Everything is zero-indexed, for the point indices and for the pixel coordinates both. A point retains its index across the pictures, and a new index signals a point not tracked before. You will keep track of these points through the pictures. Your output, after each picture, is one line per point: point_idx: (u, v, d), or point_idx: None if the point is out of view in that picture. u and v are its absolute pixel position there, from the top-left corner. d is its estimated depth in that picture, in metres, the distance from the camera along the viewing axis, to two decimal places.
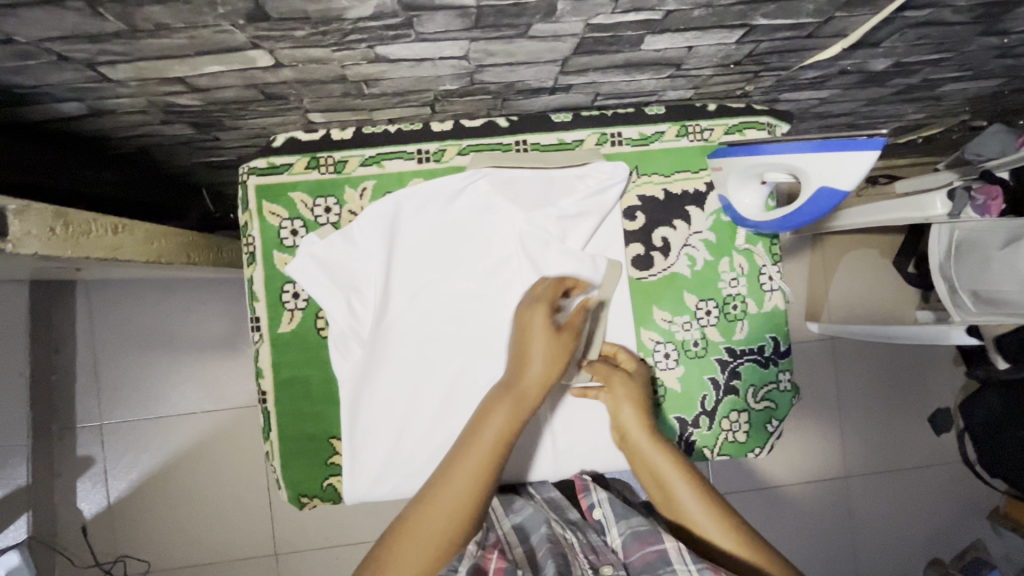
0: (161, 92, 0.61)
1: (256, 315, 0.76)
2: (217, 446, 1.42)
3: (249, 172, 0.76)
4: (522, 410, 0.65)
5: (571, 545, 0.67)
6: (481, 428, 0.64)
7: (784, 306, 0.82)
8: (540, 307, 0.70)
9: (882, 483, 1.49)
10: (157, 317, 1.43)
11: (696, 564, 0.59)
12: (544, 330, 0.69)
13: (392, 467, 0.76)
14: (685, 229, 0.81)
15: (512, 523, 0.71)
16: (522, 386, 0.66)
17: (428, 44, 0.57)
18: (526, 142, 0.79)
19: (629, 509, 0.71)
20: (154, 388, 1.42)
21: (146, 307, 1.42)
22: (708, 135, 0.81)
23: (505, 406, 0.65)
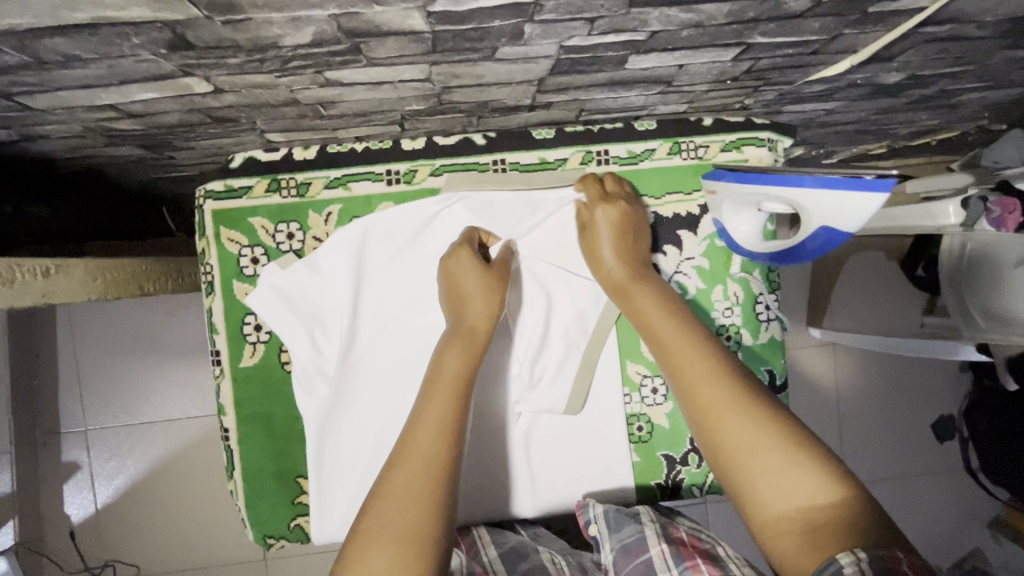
0: (94, 119, 0.56)
1: (215, 348, 0.72)
2: (203, 451, 1.40)
3: (204, 196, 0.70)
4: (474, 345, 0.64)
5: (561, 570, 0.63)
6: (439, 374, 0.60)
7: (782, 337, 0.77)
8: (468, 263, 0.68)
9: (883, 494, 1.43)
10: (138, 322, 1.39)
11: (680, 567, 0.58)
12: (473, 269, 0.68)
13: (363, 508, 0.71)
14: (676, 254, 0.76)
15: (499, 552, 0.67)
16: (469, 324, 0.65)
17: (383, 69, 0.51)
18: (505, 162, 0.73)
19: (621, 519, 0.66)
20: (136, 395, 1.39)
21: (127, 312, 1.38)
22: (703, 152, 0.75)
23: (457, 355, 0.62)
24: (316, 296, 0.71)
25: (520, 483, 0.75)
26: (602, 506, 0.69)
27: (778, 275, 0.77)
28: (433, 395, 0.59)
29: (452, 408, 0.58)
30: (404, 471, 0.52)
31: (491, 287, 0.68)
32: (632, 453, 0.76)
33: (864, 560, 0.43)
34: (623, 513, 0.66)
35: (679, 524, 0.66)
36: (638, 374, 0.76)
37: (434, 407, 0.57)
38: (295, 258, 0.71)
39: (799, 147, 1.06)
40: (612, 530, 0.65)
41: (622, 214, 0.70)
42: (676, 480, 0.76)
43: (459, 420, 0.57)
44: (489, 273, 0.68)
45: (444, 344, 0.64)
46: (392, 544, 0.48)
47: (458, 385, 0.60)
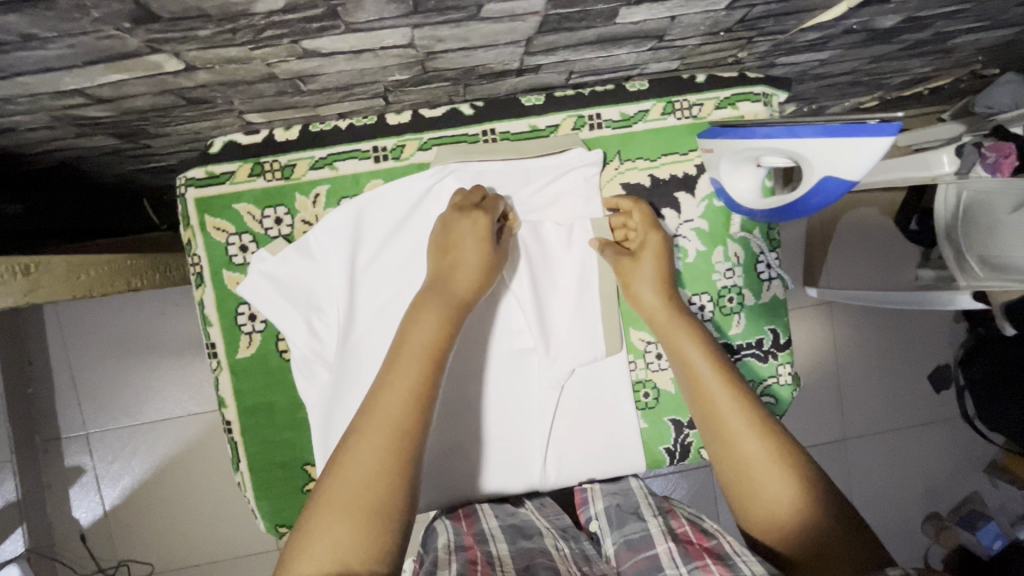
0: (61, 106, 0.53)
1: (210, 340, 0.70)
2: (209, 446, 1.39)
3: (186, 183, 0.68)
4: (450, 318, 0.58)
5: (565, 555, 0.57)
6: (407, 345, 0.55)
7: (783, 295, 0.77)
8: (468, 234, 0.64)
9: (884, 446, 1.45)
10: (130, 322, 1.37)
11: (688, 565, 0.51)
12: (472, 232, 0.64)
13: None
14: (674, 218, 0.74)
15: (500, 524, 0.65)
16: (454, 293, 0.61)
17: (363, 35, 0.48)
18: (494, 131, 0.70)
19: (624, 517, 0.63)
20: (133, 395, 1.37)
21: (118, 313, 1.36)
22: (697, 111, 0.73)
23: (432, 321, 0.57)
24: (310, 273, 0.68)
25: (531, 457, 0.74)
26: (603, 503, 0.67)
27: (777, 233, 0.76)
28: (400, 364, 0.54)
29: (420, 380, 0.53)
30: (369, 443, 0.49)
31: (480, 251, 0.64)
32: (639, 419, 0.76)
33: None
34: (624, 510, 0.64)
35: (682, 520, 0.60)
36: (641, 341, 0.75)
37: (399, 379, 0.53)
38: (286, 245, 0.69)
39: (792, 104, 1.04)
40: (615, 526, 0.62)
41: (659, 252, 0.69)
42: (684, 444, 0.76)
43: (426, 396, 0.53)
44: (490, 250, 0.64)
45: (420, 307, 0.58)
46: (347, 521, 0.46)
47: (428, 355, 0.55)
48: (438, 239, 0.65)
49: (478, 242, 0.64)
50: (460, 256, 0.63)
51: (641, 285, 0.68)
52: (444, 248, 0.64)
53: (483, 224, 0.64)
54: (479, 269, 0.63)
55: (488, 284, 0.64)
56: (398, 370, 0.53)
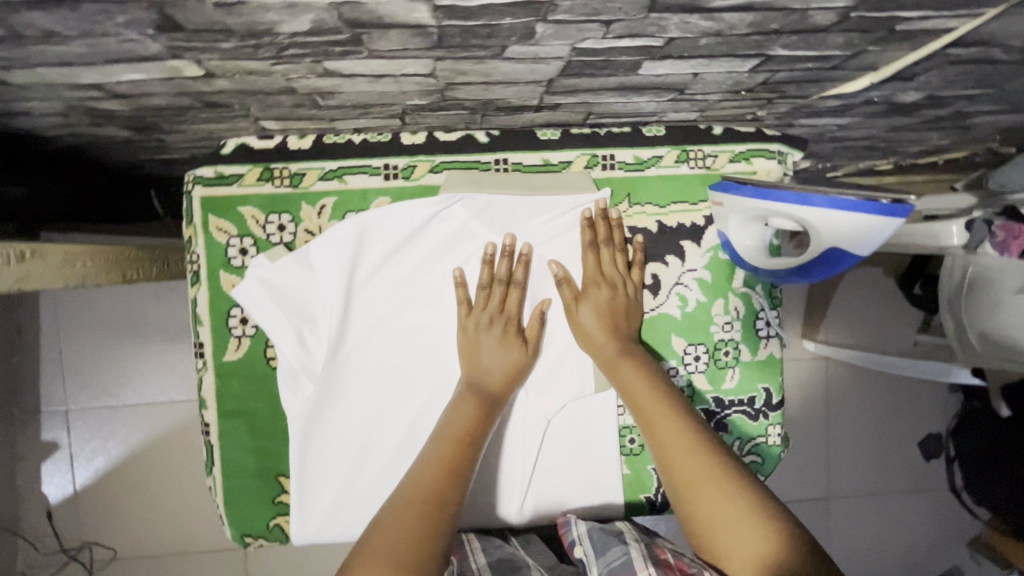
0: (79, 97, 0.53)
1: (199, 340, 0.69)
2: (183, 438, 1.43)
3: (193, 181, 0.68)
4: (487, 409, 0.65)
5: None
6: (441, 432, 0.62)
7: (780, 354, 0.76)
8: (493, 340, 0.68)
9: (863, 510, 1.43)
10: (123, 304, 1.41)
11: None
12: (493, 338, 0.68)
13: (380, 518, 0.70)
14: (677, 265, 0.73)
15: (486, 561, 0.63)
16: (488, 387, 0.66)
17: (385, 62, 0.48)
18: (507, 161, 0.70)
19: (608, 542, 0.61)
20: (116, 377, 1.41)
21: (110, 293, 1.40)
22: (711, 162, 0.73)
23: (467, 409, 0.64)
24: (303, 290, 0.68)
25: (509, 492, 0.73)
26: (586, 525, 0.65)
27: (779, 291, 0.76)
28: (434, 447, 0.60)
29: (449, 460, 0.59)
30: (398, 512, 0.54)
31: (512, 348, 0.68)
32: (623, 464, 0.74)
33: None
34: (607, 533, 0.62)
35: (664, 547, 0.59)
36: None
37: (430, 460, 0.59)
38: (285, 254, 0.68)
39: (806, 160, 1.04)
40: (598, 555, 0.60)
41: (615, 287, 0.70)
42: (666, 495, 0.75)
43: (454, 469, 0.59)
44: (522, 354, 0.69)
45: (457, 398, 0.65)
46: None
47: (459, 438, 0.61)
48: (466, 340, 0.68)
49: (500, 344, 0.68)
50: (486, 358, 0.68)
51: (587, 314, 0.69)
52: (469, 350, 0.68)
53: (512, 327, 0.69)
54: (508, 370, 0.68)
55: (516, 384, 0.69)
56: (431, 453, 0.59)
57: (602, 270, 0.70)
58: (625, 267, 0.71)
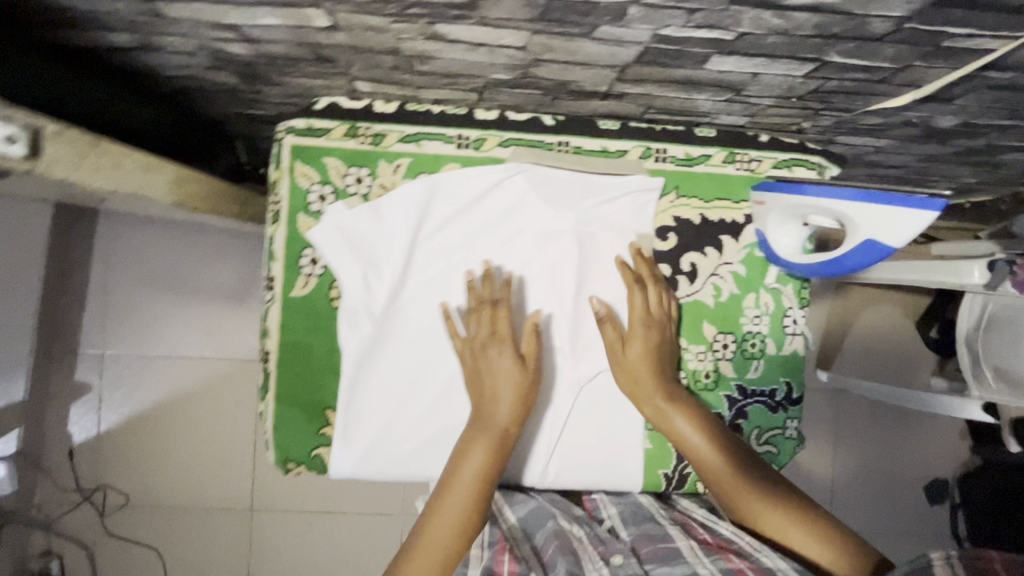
0: (213, 37, 0.61)
1: (271, 274, 0.75)
2: (206, 396, 1.52)
3: (286, 130, 0.75)
4: (501, 450, 0.69)
5: (582, 542, 0.68)
6: (460, 472, 0.67)
7: (804, 352, 0.80)
8: (501, 369, 0.71)
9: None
10: (167, 260, 1.52)
11: (709, 558, 0.63)
12: (504, 366, 0.71)
13: (408, 470, 0.75)
14: (716, 257, 0.78)
15: (518, 517, 0.73)
16: (495, 427, 0.69)
17: (489, 30, 0.55)
18: (569, 144, 0.76)
19: (640, 519, 0.73)
20: (151, 330, 1.51)
21: (156, 249, 1.52)
22: (755, 166, 0.79)
23: (480, 455, 0.68)
24: (368, 243, 0.74)
25: (535, 451, 0.77)
26: (615, 507, 0.76)
27: (809, 292, 0.80)
28: (456, 484, 0.67)
29: (470, 501, 0.66)
30: (436, 532, 0.65)
31: (520, 385, 0.71)
32: (646, 439, 0.78)
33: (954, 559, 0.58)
34: (638, 515, 0.74)
35: (700, 528, 0.71)
36: None
37: (452, 496, 0.66)
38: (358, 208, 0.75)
39: None
40: (630, 524, 0.72)
41: (665, 333, 0.74)
42: (683, 473, 0.79)
43: (481, 495, 0.67)
44: (528, 375, 0.72)
45: (468, 441, 0.69)
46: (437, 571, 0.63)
47: (480, 478, 0.67)
48: (472, 369, 0.72)
49: (509, 369, 0.71)
50: (498, 383, 0.71)
51: (637, 356, 0.73)
52: (484, 382, 0.71)
53: (512, 359, 0.71)
54: (518, 394, 0.71)
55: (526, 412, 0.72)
56: (452, 489, 0.66)
57: (650, 314, 0.74)
58: (666, 301, 0.75)
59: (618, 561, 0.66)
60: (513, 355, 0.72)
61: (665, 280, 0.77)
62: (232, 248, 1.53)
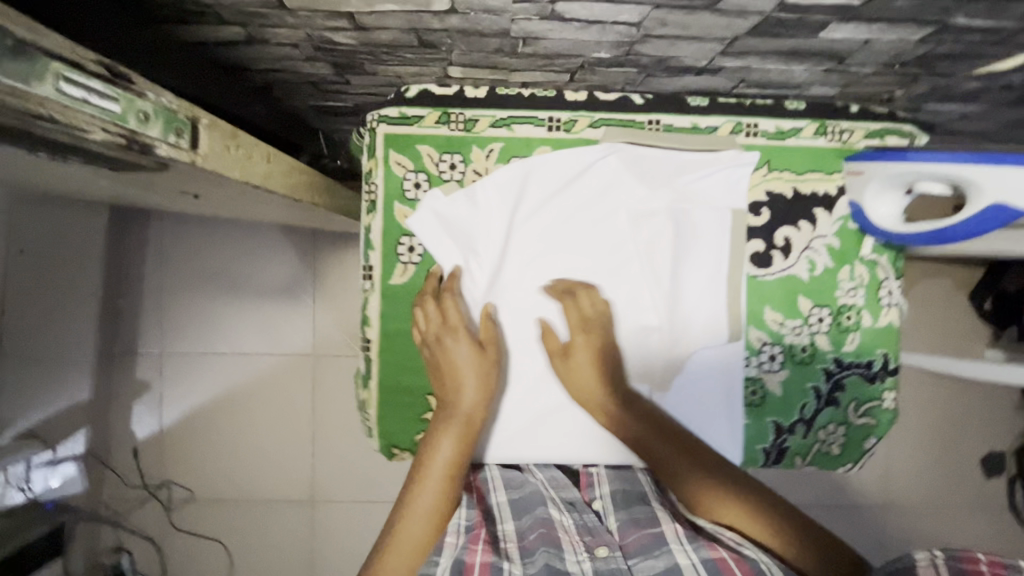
0: (323, 27, 0.61)
1: (370, 264, 0.76)
2: (263, 391, 1.53)
3: (379, 119, 0.75)
4: (466, 438, 0.70)
5: (568, 528, 0.66)
6: (429, 463, 0.68)
7: (899, 323, 0.80)
8: (464, 360, 0.72)
9: (923, 521, 1.43)
10: (219, 258, 1.53)
11: (693, 544, 0.62)
12: (463, 355, 0.72)
13: (517, 450, 0.77)
14: (809, 230, 0.78)
15: (508, 498, 0.70)
16: (463, 414, 0.71)
17: (610, 6, 0.55)
18: (659, 122, 0.76)
19: (629, 502, 0.71)
20: (208, 327, 1.52)
21: (208, 246, 1.52)
22: (847, 137, 0.77)
23: (450, 444, 0.69)
24: (467, 228, 0.75)
25: None
26: (609, 486, 0.74)
27: (904, 262, 0.79)
28: (428, 478, 0.67)
29: (441, 492, 0.67)
30: (411, 521, 0.65)
31: (483, 369, 0.72)
32: (744, 415, 0.78)
33: (944, 558, 0.54)
34: (630, 496, 0.72)
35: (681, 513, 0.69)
36: (759, 341, 0.78)
37: (426, 490, 0.66)
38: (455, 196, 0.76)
39: None
40: (620, 507, 0.71)
41: (608, 339, 0.74)
42: (781, 447, 0.79)
43: (451, 484, 0.68)
44: (483, 363, 0.73)
45: (437, 432, 0.70)
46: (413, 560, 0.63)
47: (448, 470, 0.68)
48: (437, 360, 0.73)
49: (472, 360, 0.72)
50: (462, 375, 0.72)
51: (586, 367, 0.73)
52: (448, 375, 0.72)
53: (468, 346, 0.72)
54: (482, 388, 0.72)
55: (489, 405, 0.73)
56: (425, 480, 0.67)
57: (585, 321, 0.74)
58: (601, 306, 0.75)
59: (603, 552, 0.63)
60: (469, 346, 0.72)
61: (756, 255, 0.77)
62: (283, 244, 1.53)
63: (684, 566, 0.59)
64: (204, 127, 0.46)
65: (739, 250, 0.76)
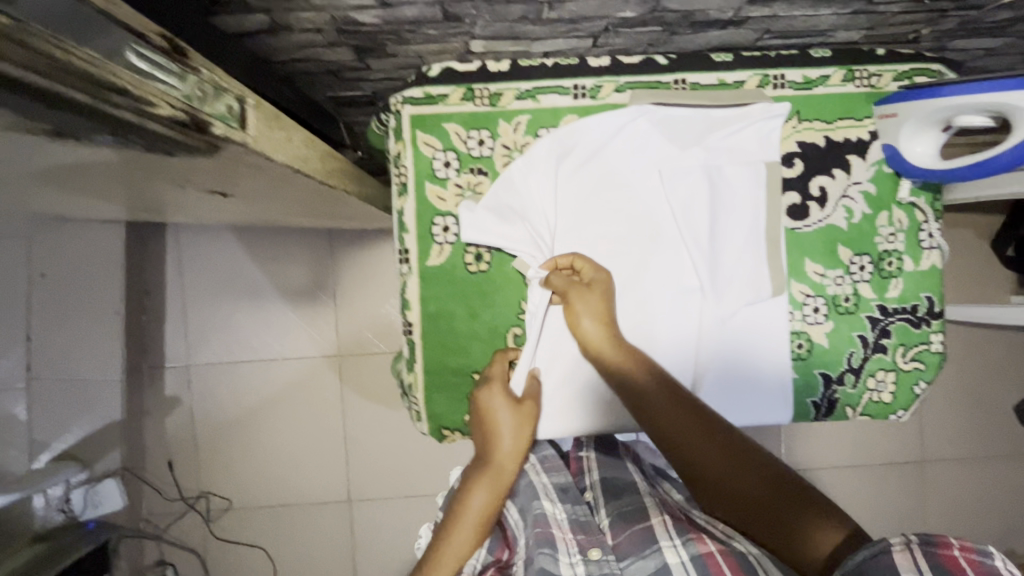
0: (348, 6, 0.60)
1: (406, 247, 0.76)
2: (291, 395, 1.53)
3: (404, 101, 0.74)
4: (499, 487, 0.69)
5: (562, 523, 0.68)
6: (461, 514, 0.67)
7: (941, 265, 0.79)
8: (502, 411, 0.71)
9: (961, 475, 1.43)
10: (238, 266, 1.53)
11: (682, 536, 0.63)
12: (505, 407, 0.71)
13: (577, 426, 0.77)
14: (844, 178, 0.77)
15: (516, 508, 0.73)
16: (497, 464, 0.70)
17: None
18: (686, 81, 0.75)
19: (618, 491, 0.74)
20: (233, 337, 1.53)
21: (225, 256, 1.53)
22: (875, 81, 0.76)
23: (484, 495, 0.68)
24: (517, 214, 0.75)
25: None
26: (598, 474, 0.77)
27: (941, 202, 0.79)
28: (459, 527, 0.66)
29: (469, 542, 0.66)
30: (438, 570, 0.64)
31: (523, 424, 0.72)
32: (793, 369, 0.78)
33: (916, 542, 0.41)
34: (620, 485, 0.74)
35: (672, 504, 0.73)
36: (802, 294, 0.78)
37: (453, 540, 0.66)
38: (487, 178, 0.76)
39: None
40: (609, 500, 0.73)
41: (603, 300, 0.72)
42: (831, 399, 0.79)
43: (480, 532, 0.67)
44: (520, 411, 0.72)
45: (472, 482, 0.69)
46: None
47: (481, 520, 0.67)
48: (477, 409, 0.73)
49: (515, 415, 0.71)
50: (502, 429, 0.71)
51: (583, 316, 0.71)
52: (486, 420, 0.72)
53: (508, 399, 0.72)
54: (520, 445, 0.71)
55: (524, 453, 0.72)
56: (455, 528, 0.66)
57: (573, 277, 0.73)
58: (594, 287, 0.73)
59: (597, 553, 0.64)
60: (511, 397, 0.72)
61: (793, 208, 0.77)
62: (298, 249, 1.52)
63: (673, 564, 0.60)
64: (250, 108, 0.46)
65: (775, 202, 0.76)
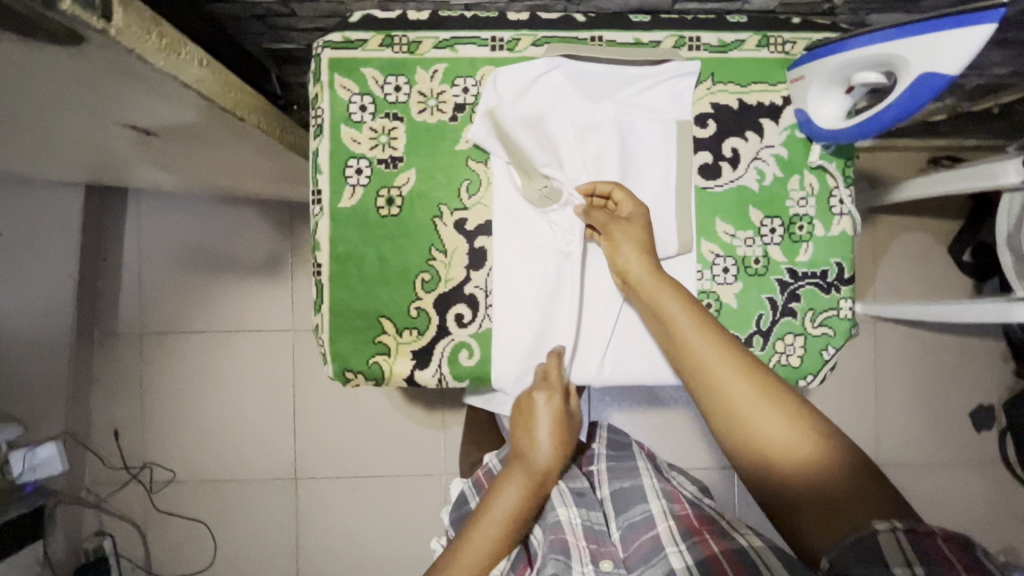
0: None
1: (318, 187, 0.76)
2: (240, 369, 1.51)
3: (323, 45, 0.76)
4: (532, 489, 0.74)
5: (574, 529, 0.76)
6: (494, 509, 0.73)
7: (853, 232, 0.79)
8: (546, 415, 0.75)
9: (913, 480, 1.40)
10: (195, 235, 1.53)
11: (687, 541, 0.68)
12: (551, 411, 0.75)
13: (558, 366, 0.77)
14: (756, 141, 0.78)
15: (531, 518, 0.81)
16: (534, 465, 0.75)
17: None
18: (602, 39, 0.76)
19: (628, 501, 0.80)
20: (184, 307, 1.52)
21: (183, 226, 1.53)
22: (789, 48, 0.77)
23: (517, 491, 0.73)
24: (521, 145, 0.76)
25: (589, 348, 0.78)
26: (609, 486, 0.85)
27: (852, 169, 0.79)
28: (485, 522, 0.72)
29: (496, 538, 0.71)
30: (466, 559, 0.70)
31: (559, 432, 0.76)
32: None
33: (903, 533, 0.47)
34: (627, 492, 0.82)
35: (682, 504, 0.77)
36: (711, 254, 0.78)
37: (480, 536, 0.71)
38: (403, 125, 0.76)
39: None
40: (621, 511, 0.80)
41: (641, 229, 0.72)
42: None
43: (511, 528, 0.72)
44: (562, 417, 0.76)
45: (506, 477, 0.75)
46: None
47: (508, 518, 0.72)
48: (519, 408, 0.77)
49: (552, 420, 0.75)
50: (539, 432, 0.75)
51: (623, 245, 0.72)
52: (526, 420, 0.76)
53: (555, 403, 0.75)
54: (557, 448, 0.76)
55: (562, 457, 0.77)
56: (484, 521, 0.72)
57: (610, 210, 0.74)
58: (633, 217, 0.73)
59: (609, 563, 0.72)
60: (560, 402, 0.75)
61: (704, 167, 0.78)
62: (253, 222, 1.51)
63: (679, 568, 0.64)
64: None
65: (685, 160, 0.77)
